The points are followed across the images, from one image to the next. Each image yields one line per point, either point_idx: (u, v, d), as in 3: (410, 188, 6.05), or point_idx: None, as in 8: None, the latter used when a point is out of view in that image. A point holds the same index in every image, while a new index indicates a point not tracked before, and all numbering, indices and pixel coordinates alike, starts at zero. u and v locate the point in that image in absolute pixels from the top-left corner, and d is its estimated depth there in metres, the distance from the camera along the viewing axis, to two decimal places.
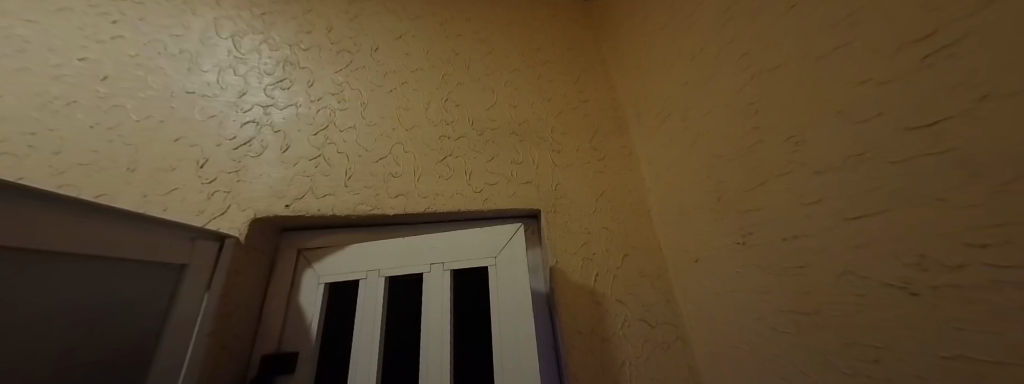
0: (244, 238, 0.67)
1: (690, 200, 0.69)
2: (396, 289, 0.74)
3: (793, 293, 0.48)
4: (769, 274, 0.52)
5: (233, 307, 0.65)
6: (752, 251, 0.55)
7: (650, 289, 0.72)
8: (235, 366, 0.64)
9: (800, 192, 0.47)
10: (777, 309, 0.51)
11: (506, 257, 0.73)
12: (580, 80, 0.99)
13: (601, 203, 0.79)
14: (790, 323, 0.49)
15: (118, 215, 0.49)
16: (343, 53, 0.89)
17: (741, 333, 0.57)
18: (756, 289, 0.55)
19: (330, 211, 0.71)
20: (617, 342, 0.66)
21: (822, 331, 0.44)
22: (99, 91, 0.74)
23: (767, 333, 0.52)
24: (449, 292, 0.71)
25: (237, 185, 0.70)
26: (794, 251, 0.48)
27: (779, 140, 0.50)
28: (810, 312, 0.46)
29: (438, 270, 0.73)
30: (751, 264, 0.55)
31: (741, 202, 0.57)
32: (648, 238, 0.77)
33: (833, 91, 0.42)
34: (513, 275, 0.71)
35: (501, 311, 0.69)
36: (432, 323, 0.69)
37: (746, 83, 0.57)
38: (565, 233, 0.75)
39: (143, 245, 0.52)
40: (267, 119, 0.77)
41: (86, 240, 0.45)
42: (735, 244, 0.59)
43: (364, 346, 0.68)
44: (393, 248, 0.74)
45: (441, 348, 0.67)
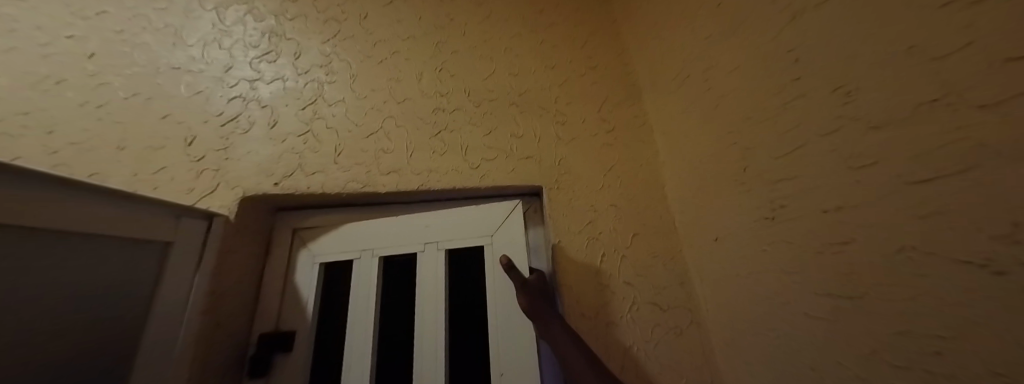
0: (234, 217, 0.64)
1: (711, 171, 0.62)
2: (391, 269, 0.72)
3: (832, 273, 0.42)
4: (804, 253, 0.45)
5: (226, 287, 0.63)
6: (783, 227, 0.48)
7: (663, 270, 0.66)
8: (232, 345, 0.63)
9: (848, 154, 0.40)
10: (811, 293, 0.45)
11: (503, 235, 0.68)
12: (589, 43, 0.90)
13: (610, 178, 0.73)
14: (828, 308, 0.42)
15: (112, 196, 0.48)
16: (330, 22, 0.84)
17: (766, 320, 0.51)
18: (785, 270, 0.48)
19: (319, 189, 0.68)
20: (625, 326, 0.62)
21: (867, 317, 0.38)
22: (87, 69, 0.72)
23: (798, 319, 0.46)
24: (443, 271, 0.68)
25: (225, 163, 0.67)
26: (835, 226, 0.41)
27: (823, 93, 0.42)
28: (853, 296, 0.40)
29: (432, 249, 0.69)
30: (781, 241, 0.49)
31: (772, 171, 0.50)
32: (661, 215, 0.70)
33: (901, 24, 0.35)
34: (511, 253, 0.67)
35: (497, 290, 0.66)
36: (427, 303, 0.66)
37: (784, 27, 0.48)
38: (569, 210, 0.69)
39: (127, 224, 0.50)
40: (254, 94, 0.74)
41: (71, 218, 0.43)
42: (762, 218, 0.52)
43: (358, 326, 0.66)
44: (387, 227, 0.71)
45: (435, 330, 0.64)
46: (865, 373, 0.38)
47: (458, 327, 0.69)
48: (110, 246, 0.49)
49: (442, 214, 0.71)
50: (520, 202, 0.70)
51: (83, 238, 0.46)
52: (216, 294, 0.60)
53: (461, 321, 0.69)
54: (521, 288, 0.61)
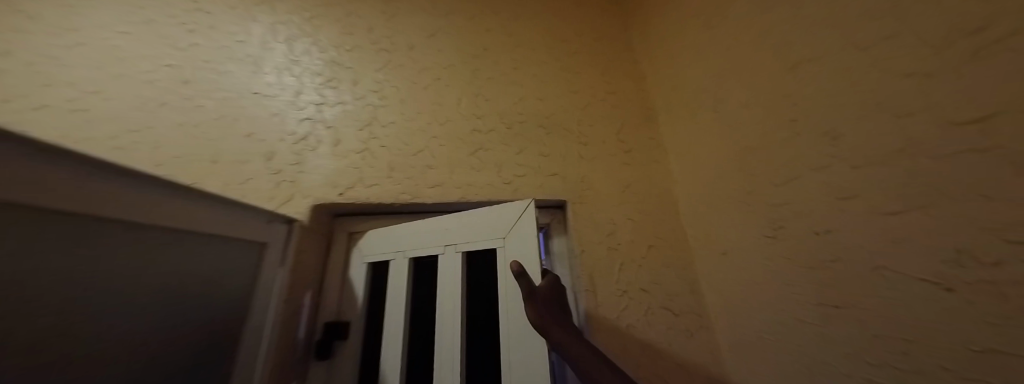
0: (307, 222, 0.76)
1: (719, 192, 0.70)
2: (419, 268, 0.81)
3: (822, 285, 0.50)
4: (799, 267, 0.53)
5: (302, 281, 0.75)
6: (782, 245, 0.57)
7: (676, 279, 0.74)
8: (306, 331, 0.74)
9: (835, 186, 0.48)
10: (804, 303, 0.53)
11: (514, 238, 0.71)
12: (607, 70, 1.00)
13: (627, 195, 0.82)
14: (819, 315, 0.50)
15: (232, 205, 0.60)
16: (382, 52, 0.97)
17: (766, 324, 0.59)
18: (784, 282, 0.56)
19: (376, 199, 0.79)
20: (641, 328, 0.70)
21: (850, 324, 0.46)
22: (184, 93, 0.85)
23: (794, 325, 0.54)
24: (459, 271, 0.75)
25: (299, 176, 0.79)
26: (825, 244, 0.49)
27: (813, 134, 0.51)
28: (839, 306, 0.48)
29: (450, 251, 0.77)
30: (780, 256, 0.57)
31: (772, 195, 0.58)
32: (674, 230, 0.79)
33: (872, 85, 0.43)
34: (521, 254, 0.70)
35: (508, 291, 0.71)
36: (447, 295, 0.75)
37: (781, 75, 0.56)
38: (591, 223, 0.78)
39: (237, 227, 0.62)
40: (320, 116, 0.86)
41: (164, 216, 0.51)
42: (765, 236, 0.60)
43: (393, 320, 0.77)
44: (417, 231, 0.80)
45: (452, 326, 0.73)
46: (850, 371, 0.46)
47: (480, 323, 0.76)
48: (220, 247, 0.61)
49: (458, 219, 0.78)
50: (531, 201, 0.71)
51: (210, 240, 0.59)
52: (294, 286, 0.73)
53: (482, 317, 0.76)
54: (529, 302, 0.63)
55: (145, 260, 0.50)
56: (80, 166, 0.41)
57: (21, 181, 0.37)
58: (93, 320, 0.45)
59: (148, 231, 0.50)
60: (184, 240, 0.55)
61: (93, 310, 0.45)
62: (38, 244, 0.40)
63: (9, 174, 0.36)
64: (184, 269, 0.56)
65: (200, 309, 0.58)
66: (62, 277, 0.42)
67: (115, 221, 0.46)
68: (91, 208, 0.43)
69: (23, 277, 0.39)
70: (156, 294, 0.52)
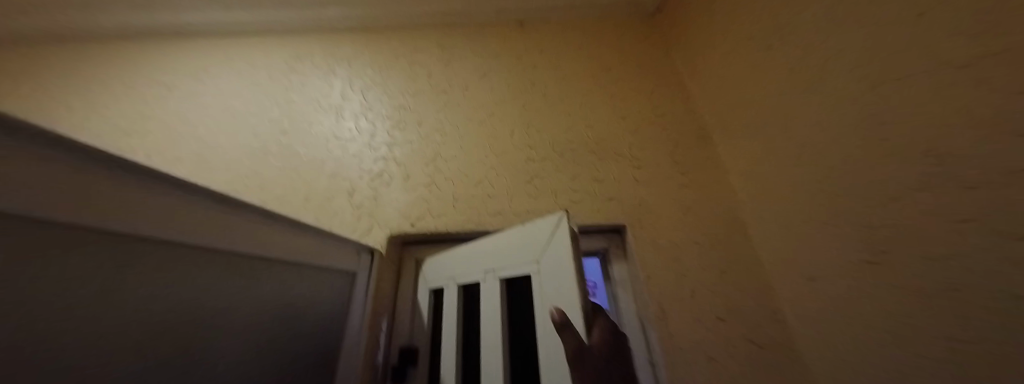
0: (384, 251, 0.85)
1: (800, 214, 0.67)
2: (468, 298, 0.79)
3: (951, 315, 0.46)
4: (911, 294, 0.50)
5: (382, 308, 0.82)
6: (883, 269, 0.53)
7: (754, 306, 0.71)
8: (384, 355, 0.80)
9: (946, 207, 0.46)
10: (925, 335, 0.49)
11: (549, 260, 0.62)
12: (654, 94, 1.01)
13: (689, 218, 0.80)
14: (948, 350, 0.47)
15: (322, 233, 0.69)
16: (442, 94, 1.07)
17: (878, 358, 0.55)
18: (893, 311, 0.52)
19: (443, 228, 0.85)
20: (720, 360, 0.67)
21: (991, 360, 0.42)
22: (283, 142, 1.00)
23: (913, 360, 0.50)
24: (500, 300, 0.69)
25: (376, 209, 0.88)
26: (947, 269, 0.46)
27: (910, 152, 0.49)
28: (972, 340, 0.44)
29: (490, 278, 0.72)
30: (884, 280, 0.53)
31: (866, 215, 0.55)
32: (745, 252, 0.76)
33: (980, 103, 0.42)
34: (558, 288, 0.59)
35: (549, 337, 0.60)
36: (490, 324, 0.70)
37: (862, 91, 0.55)
38: (653, 247, 0.78)
39: (333, 257, 0.73)
40: (392, 155, 0.96)
41: (234, 238, 0.51)
42: (862, 261, 0.56)
43: (446, 357, 0.74)
44: (463, 256, 0.78)
45: (496, 370, 0.66)
46: None
47: (524, 369, 0.68)
48: (322, 283, 0.71)
49: (496, 242, 0.73)
50: (564, 214, 0.60)
51: (315, 269, 0.70)
52: (376, 311, 0.81)
53: (527, 363, 0.68)
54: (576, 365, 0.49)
55: (277, 288, 0.61)
56: (172, 190, 0.43)
57: (147, 211, 0.40)
58: (248, 340, 0.54)
59: (280, 273, 0.62)
60: (301, 280, 0.66)
61: (249, 331, 0.54)
62: (139, 265, 0.40)
63: (217, 224, 0.49)
64: (302, 309, 0.66)
65: (312, 331, 0.67)
66: (228, 303, 0.51)
67: (248, 256, 0.55)
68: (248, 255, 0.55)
69: (221, 315, 0.50)
70: (287, 335, 0.62)
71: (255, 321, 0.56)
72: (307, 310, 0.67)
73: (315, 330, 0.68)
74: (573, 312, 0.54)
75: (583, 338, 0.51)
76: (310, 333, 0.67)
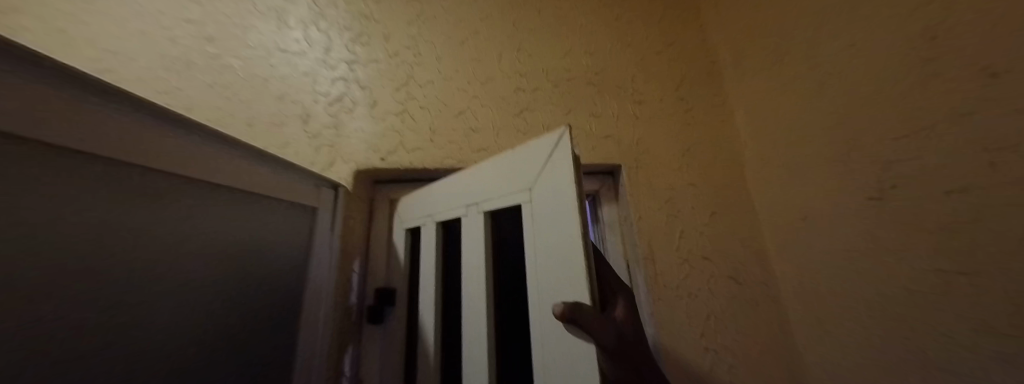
0: (351, 188, 0.74)
1: (806, 155, 0.63)
2: (448, 236, 0.72)
3: (950, 251, 0.45)
4: (917, 232, 0.48)
5: (353, 250, 0.74)
6: (892, 208, 0.51)
7: (742, 249, 0.70)
8: (357, 296, 0.74)
9: (985, 135, 0.42)
10: (917, 270, 0.49)
11: (543, 187, 0.53)
12: (664, 19, 0.89)
13: (688, 159, 0.76)
14: (938, 283, 0.47)
15: (272, 161, 0.58)
16: (413, 3, 0.88)
17: (859, 294, 0.56)
18: (890, 248, 0.52)
19: (420, 164, 0.75)
20: (704, 298, 0.67)
21: (985, 290, 0.42)
22: (209, 51, 0.79)
23: (899, 294, 0.51)
24: (483, 234, 0.62)
25: (338, 140, 0.75)
26: (957, 208, 0.44)
27: (963, 73, 0.43)
28: (966, 272, 0.44)
29: (473, 211, 0.64)
30: (885, 219, 0.52)
31: (886, 153, 0.51)
32: (739, 195, 0.74)
33: None
34: (555, 219, 0.50)
35: (536, 274, 0.53)
36: (472, 257, 0.65)
37: (919, 6, 0.47)
38: (649, 188, 0.73)
39: (287, 186, 0.61)
40: (353, 75, 0.80)
41: (138, 147, 0.40)
42: (868, 198, 0.54)
43: (425, 296, 0.70)
44: (444, 189, 0.70)
45: (482, 313, 0.60)
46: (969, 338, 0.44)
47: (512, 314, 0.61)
48: (275, 225, 0.60)
49: (481, 170, 0.64)
50: (566, 129, 0.50)
51: (263, 202, 0.58)
52: (346, 253, 0.73)
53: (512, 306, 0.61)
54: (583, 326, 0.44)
55: (214, 219, 0.50)
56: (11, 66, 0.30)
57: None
58: (179, 281, 0.45)
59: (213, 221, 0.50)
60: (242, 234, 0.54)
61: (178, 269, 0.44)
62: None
63: (107, 129, 0.37)
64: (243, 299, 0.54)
65: (266, 274, 0.58)
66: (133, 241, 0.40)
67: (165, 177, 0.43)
68: (161, 204, 0.43)
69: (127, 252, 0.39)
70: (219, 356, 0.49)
71: (185, 257, 0.45)
72: (258, 250, 0.57)
73: (263, 328, 0.57)
74: (573, 246, 0.48)
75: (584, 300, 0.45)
76: (263, 276, 0.58)
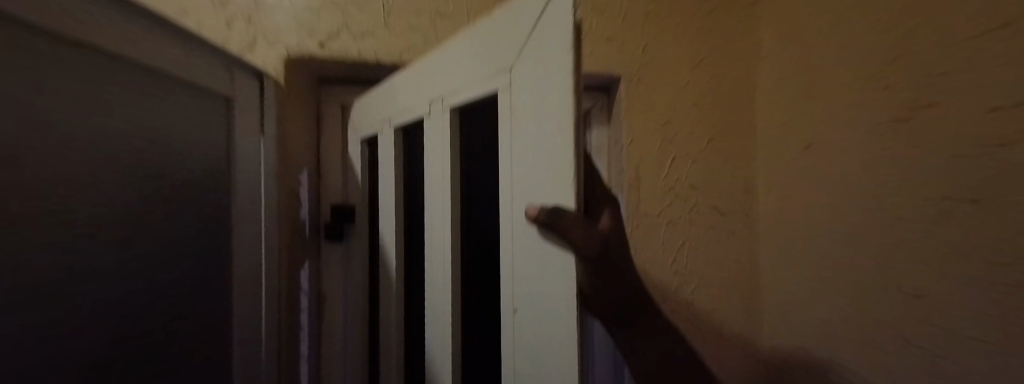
0: (282, 80, 0.59)
1: (839, 70, 0.53)
2: (411, 147, 0.58)
3: (966, 176, 0.37)
4: (930, 157, 0.40)
5: (294, 158, 0.64)
6: (914, 130, 0.42)
7: (731, 179, 0.66)
8: (309, 210, 0.67)
9: None
10: (923, 198, 0.41)
11: (528, 64, 0.30)
12: None
13: (696, 76, 0.65)
14: (939, 212, 0.40)
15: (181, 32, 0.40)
16: None
17: (844, 228, 0.52)
18: (896, 177, 0.44)
19: (373, 57, 0.59)
20: (679, 225, 0.65)
21: (984, 221, 0.35)
22: None
23: (893, 225, 0.45)
24: (448, 142, 0.43)
25: (256, 13, 0.58)
26: (996, 128, 0.34)
27: None
28: (976, 200, 0.36)
29: (438, 108, 0.45)
30: (903, 147, 0.44)
31: (931, 63, 0.40)
32: (741, 121, 0.67)
33: None
34: (543, 120, 0.29)
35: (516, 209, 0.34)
36: (435, 173, 0.47)
37: None
38: (648, 106, 0.63)
39: (190, 69, 0.42)
40: None
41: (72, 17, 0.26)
42: (892, 120, 0.45)
43: (385, 214, 0.58)
44: (405, 82, 0.52)
45: (446, 240, 0.45)
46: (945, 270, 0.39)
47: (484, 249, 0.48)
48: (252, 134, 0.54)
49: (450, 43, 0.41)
50: None
51: (164, 86, 0.40)
52: (285, 162, 0.62)
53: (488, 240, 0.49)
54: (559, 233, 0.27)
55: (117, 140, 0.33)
56: None
57: None
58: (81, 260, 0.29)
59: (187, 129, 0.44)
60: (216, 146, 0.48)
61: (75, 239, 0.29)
62: None
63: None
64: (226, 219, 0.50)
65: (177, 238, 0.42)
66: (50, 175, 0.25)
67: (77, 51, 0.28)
68: (155, 111, 0.38)
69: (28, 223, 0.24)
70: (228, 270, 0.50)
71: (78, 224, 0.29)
72: (166, 163, 0.40)
73: (202, 264, 0.46)
74: (564, 155, 0.26)
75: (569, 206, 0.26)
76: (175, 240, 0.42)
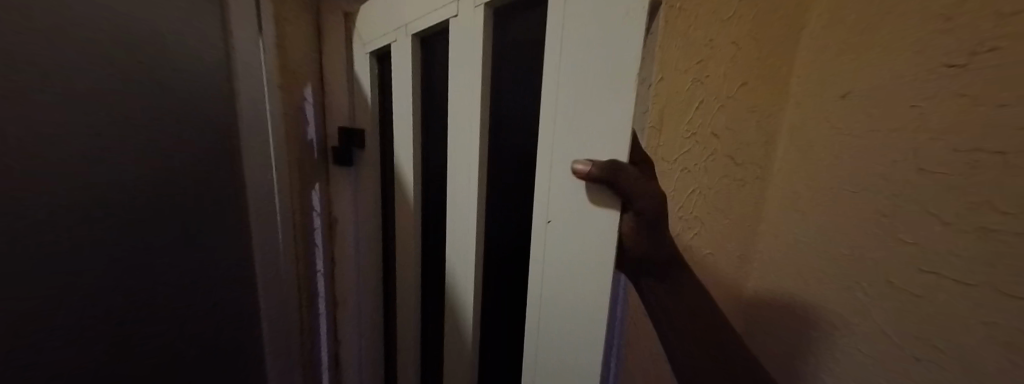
0: None
1: (893, 8, 0.50)
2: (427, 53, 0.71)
3: (1011, 126, 0.37)
4: (975, 108, 0.41)
5: None
6: (965, 79, 0.42)
7: (753, 127, 0.65)
8: None
9: None
10: (949, 150, 0.43)
11: None
12: None
13: (743, 8, 0.58)
14: (962, 163, 0.42)
15: None
16: None
17: (857, 180, 0.54)
18: (929, 130, 0.45)
19: None
20: (696, 174, 0.64)
21: (1010, 172, 0.38)
22: None
23: (909, 176, 0.47)
24: (477, 45, 0.54)
25: None
26: None
27: None
28: (1005, 152, 0.38)
29: (463, 14, 0.56)
30: (949, 95, 0.43)
31: (1002, 8, 0.38)
32: (778, 65, 0.63)
33: None
34: (599, 37, 0.40)
35: (556, 108, 0.46)
36: (461, 77, 0.59)
37: None
38: (683, 40, 0.58)
39: None
40: None
41: None
42: (946, 66, 0.43)
43: None
44: None
45: None
46: (954, 218, 0.43)
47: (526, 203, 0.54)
48: (153, 37, 0.69)
49: None
50: None
51: None
52: None
53: None
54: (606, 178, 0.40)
55: None
56: None
57: None
58: None
59: (97, 34, 0.63)
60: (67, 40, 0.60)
61: None
62: None
63: None
64: (103, 134, 0.65)
65: None
66: None
67: None
68: None
69: None
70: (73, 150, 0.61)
71: None
72: None
73: None
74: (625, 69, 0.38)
75: (619, 157, 0.40)
76: None
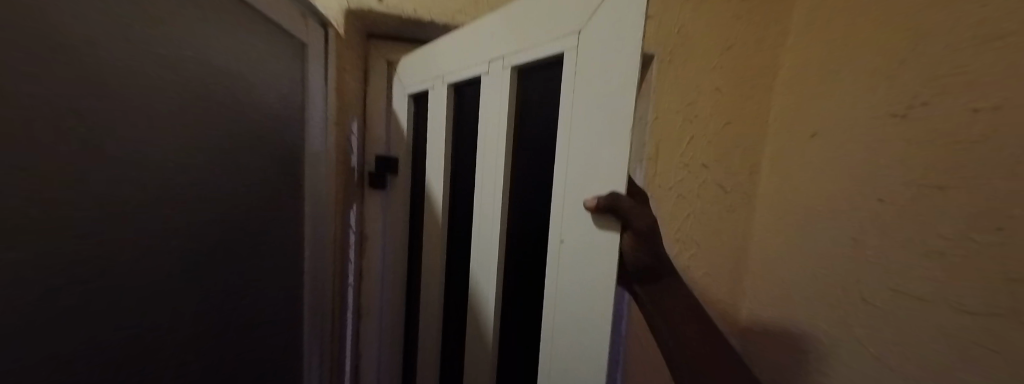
0: None
1: (846, 66, 0.60)
2: (459, 97, 0.81)
3: (947, 164, 0.47)
4: (918, 149, 0.50)
5: None
6: (908, 126, 0.51)
7: (739, 159, 0.73)
8: None
9: None
10: (900, 183, 0.52)
11: (601, 38, 0.48)
12: None
13: (724, 59, 0.69)
14: (912, 194, 0.50)
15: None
16: None
17: (829, 207, 0.62)
18: (883, 166, 0.54)
19: None
20: (691, 199, 0.71)
21: (951, 202, 0.46)
22: None
23: (871, 205, 0.55)
24: (507, 92, 0.64)
25: None
26: (974, 129, 0.44)
27: None
28: (945, 186, 0.47)
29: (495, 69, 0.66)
30: (895, 138, 0.52)
31: (932, 74, 0.49)
32: (757, 106, 0.72)
33: None
34: (605, 82, 0.48)
35: (570, 139, 0.54)
36: (490, 116, 0.69)
37: None
38: (676, 85, 0.67)
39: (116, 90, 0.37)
40: None
41: None
42: (890, 114, 0.53)
43: None
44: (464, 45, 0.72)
45: None
46: (909, 240, 0.51)
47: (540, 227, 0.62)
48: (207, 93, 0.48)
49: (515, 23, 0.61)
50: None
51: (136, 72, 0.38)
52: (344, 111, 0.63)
53: None
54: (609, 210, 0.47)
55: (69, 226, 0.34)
56: None
57: None
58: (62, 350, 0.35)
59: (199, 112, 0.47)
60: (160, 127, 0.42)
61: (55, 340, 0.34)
62: None
63: None
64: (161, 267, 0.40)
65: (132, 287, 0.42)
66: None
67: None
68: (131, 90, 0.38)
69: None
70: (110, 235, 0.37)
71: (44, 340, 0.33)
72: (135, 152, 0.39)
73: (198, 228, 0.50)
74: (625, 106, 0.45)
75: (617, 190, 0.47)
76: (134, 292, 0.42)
